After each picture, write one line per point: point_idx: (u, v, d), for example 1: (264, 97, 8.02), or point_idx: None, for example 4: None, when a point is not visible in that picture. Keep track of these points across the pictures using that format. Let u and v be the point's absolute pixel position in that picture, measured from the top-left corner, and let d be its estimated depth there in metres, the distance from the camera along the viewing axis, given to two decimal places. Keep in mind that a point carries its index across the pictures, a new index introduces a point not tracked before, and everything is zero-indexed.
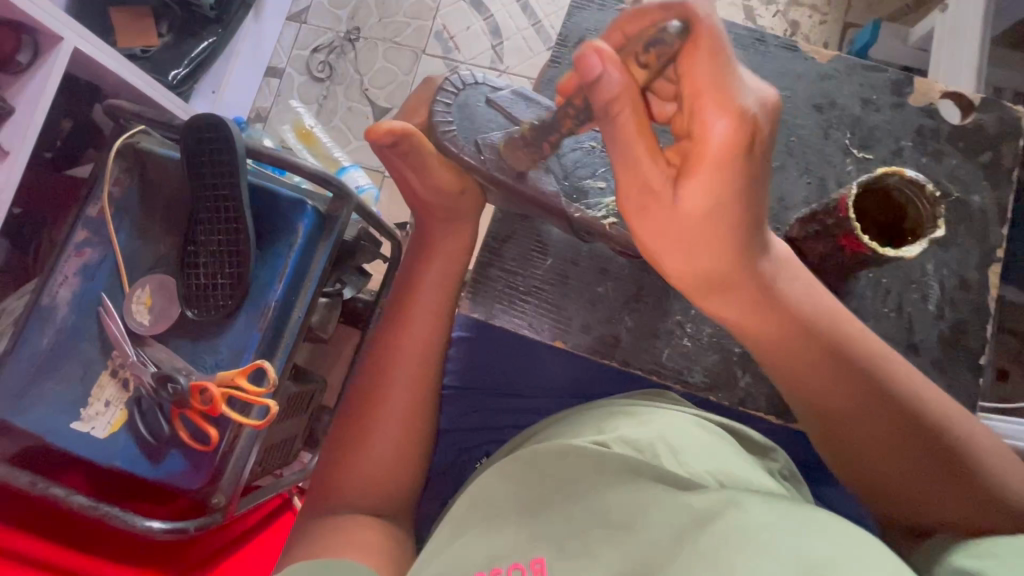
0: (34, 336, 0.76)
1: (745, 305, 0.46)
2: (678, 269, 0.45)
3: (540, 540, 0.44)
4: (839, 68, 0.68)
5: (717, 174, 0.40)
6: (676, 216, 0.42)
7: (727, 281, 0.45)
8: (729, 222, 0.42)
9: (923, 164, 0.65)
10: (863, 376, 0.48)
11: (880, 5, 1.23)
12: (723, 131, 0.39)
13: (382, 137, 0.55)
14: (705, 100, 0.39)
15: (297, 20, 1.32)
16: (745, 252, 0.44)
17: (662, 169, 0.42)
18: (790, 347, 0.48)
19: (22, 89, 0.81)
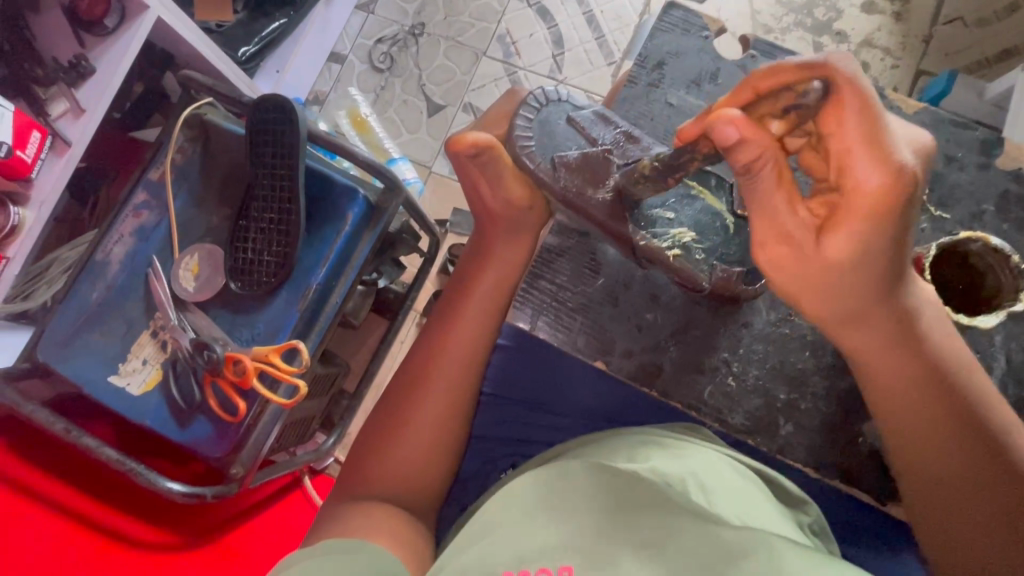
0: (86, 289, 0.79)
1: (876, 337, 0.51)
2: (817, 308, 0.49)
3: (573, 548, 0.43)
4: (924, 121, 0.66)
5: (860, 227, 0.43)
6: (818, 259, 0.46)
7: (857, 316, 0.49)
8: (875, 271, 0.46)
9: (1003, 231, 0.63)
10: (955, 416, 0.51)
11: (959, 55, 1.19)
12: (875, 184, 0.42)
13: (466, 150, 0.55)
14: (855, 157, 0.42)
15: (365, 9, 1.34)
16: (888, 295, 0.48)
17: (798, 227, 0.46)
18: (909, 381, 0.51)
19: (105, 51, 0.84)
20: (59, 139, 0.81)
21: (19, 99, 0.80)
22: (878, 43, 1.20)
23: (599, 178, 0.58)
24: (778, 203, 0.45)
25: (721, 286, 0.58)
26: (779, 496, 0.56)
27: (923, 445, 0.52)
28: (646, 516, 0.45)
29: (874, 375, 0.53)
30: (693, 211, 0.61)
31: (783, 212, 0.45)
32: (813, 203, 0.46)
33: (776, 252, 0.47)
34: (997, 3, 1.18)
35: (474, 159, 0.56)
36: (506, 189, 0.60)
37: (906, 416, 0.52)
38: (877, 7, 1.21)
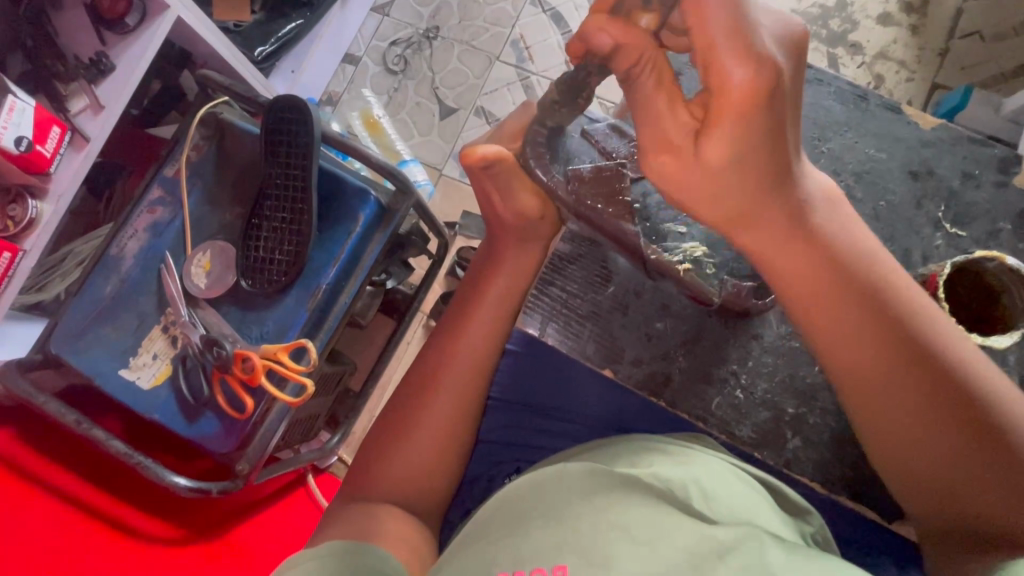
0: (100, 282, 0.81)
1: (774, 237, 0.47)
2: (708, 212, 0.47)
3: (569, 548, 0.43)
4: (941, 137, 0.66)
5: (734, 126, 0.41)
6: (701, 162, 0.43)
7: (751, 213, 0.46)
8: (759, 170, 0.43)
9: (1020, 249, 0.62)
10: (884, 329, 0.46)
11: (974, 69, 1.18)
12: (741, 80, 0.39)
13: (477, 161, 0.55)
14: (719, 53, 0.39)
15: (380, 11, 1.35)
16: (776, 191, 0.45)
17: (681, 133, 0.44)
18: (821, 284, 0.46)
19: (124, 49, 0.86)
20: (78, 134, 0.82)
21: (41, 93, 0.81)
22: (893, 55, 1.20)
23: (614, 192, 0.62)
24: (665, 125, 0.44)
25: (730, 301, 0.60)
26: (786, 509, 0.55)
27: (844, 352, 0.47)
28: (640, 511, 0.45)
29: (803, 286, 0.47)
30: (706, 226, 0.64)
31: (661, 125, 0.44)
32: (692, 104, 0.44)
33: (668, 171, 0.45)
34: (1015, 17, 1.17)
35: (486, 170, 0.56)
36: (516, 201, 0.59)
37: (835, 327, 0.47)
38: (893, 19, 1.20)
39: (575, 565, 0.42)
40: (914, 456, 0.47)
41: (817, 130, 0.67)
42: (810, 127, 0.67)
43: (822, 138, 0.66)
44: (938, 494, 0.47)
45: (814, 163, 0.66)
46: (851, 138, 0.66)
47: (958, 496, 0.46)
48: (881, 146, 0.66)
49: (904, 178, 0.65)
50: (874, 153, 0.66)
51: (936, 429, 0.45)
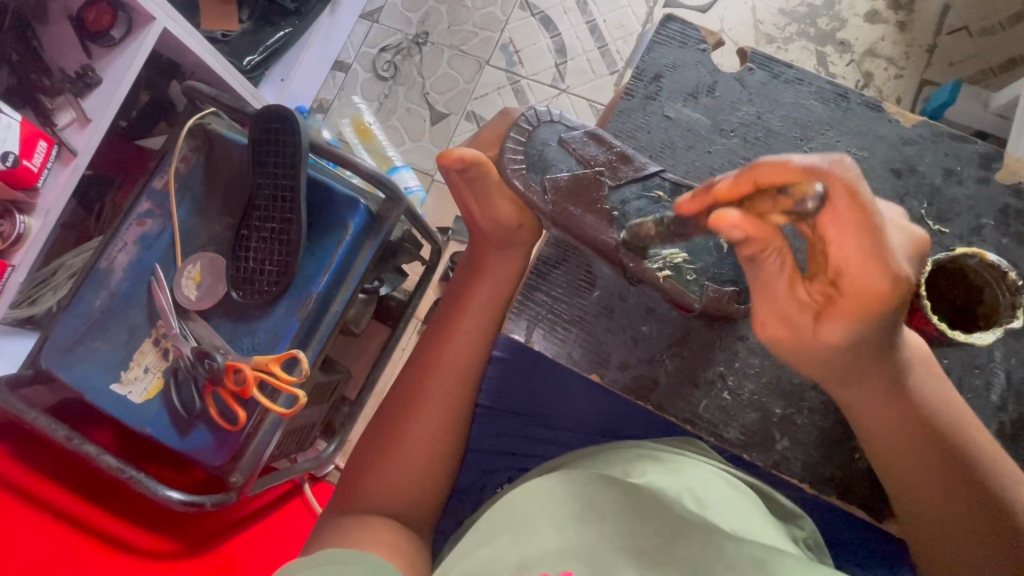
0: (90, 296, 0.80)
1: (876, 397, 0.51)
2: (809, 371, 0.50)
3: (573, 554, 0.43)
4: (923, 134, 0.66)
5: (855, 320, 0.43)
6: (813, 341, 0.46)
7: (843, 372, 0.49)
8: (867, 347, 0.46)
9: (1004, 245, 0.63)
10: (943, 459, 0.51)
11: (963, 65, 1.18)
12: (884, 284, 0.41)
13: (454, 164, 0.56)
14: (855, 264, 0.41)
15: (369, 18, 1.35)
16: (878, 358, 0.47)
17: (796, 311, 0.46)
18: (905, 431, 0.52)
19: (110, 62, 0.85)
20: (65, 148, 0.82)
21: (27, 108, 0.81)
22: (881, 52, 1.20)
23: (592, 203, 0.60)
24: (775, 292, 0.46)
25: (713, 306, 0.59)
26: (777, 512, 0.56)
27: (906, 477, 0.53)
28: (639, 522, 0.46)
29: (867, 420, 0.53)
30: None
31: (777, 297, 0.46)
32: (813, 282, 0.45)
33: (765, 335, 0.48)
34: (1001, 13, 1.18)
35: (463, 174, 0.57)
36: (494, 208, 0.61)
37: (885, 443, 0.53)
38: (880, 16, 1.21)
39: (580, 569, 0.43)
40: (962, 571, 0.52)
41: (802, 131, 0.67)
42: (795, 129, 0.67)
43: (807, 139, 0.67)
44: None
45: None
46: (835, 139, 0.67)
47: None
48: (864, 144, 0.66)
49: (887, 176, 0.65)
50: (858, 152, 0.66)
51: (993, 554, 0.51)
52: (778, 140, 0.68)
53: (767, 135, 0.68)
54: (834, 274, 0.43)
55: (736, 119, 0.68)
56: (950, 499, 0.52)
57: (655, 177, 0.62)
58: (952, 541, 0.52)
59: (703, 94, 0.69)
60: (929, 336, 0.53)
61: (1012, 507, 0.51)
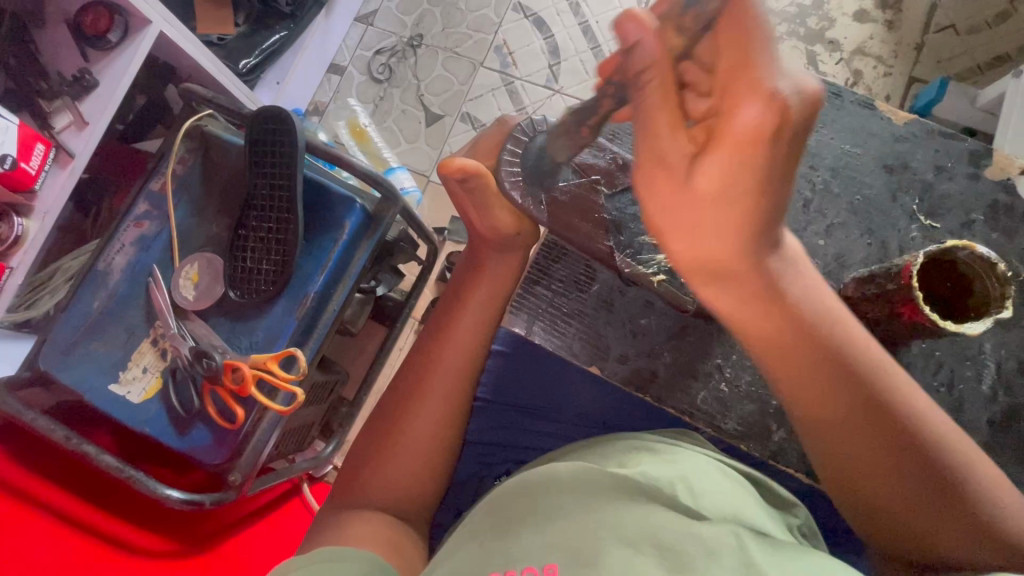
0: (88, 297, 0.81)
1: (731, 297, 0.44)
2: (676, 249, 0.44)
3: (556, 547, 0.44)
4: (913, 131, 0.67)
5: (733, 159, 0.36)
6: (688, 193, 0.40)
7: (722, 265, 0.42)
8: (736, 217, 0.39)
9: (993, 239, 0.64)
10: (862, 393, 0.45)
11: (951, 63, 1.20)
12: (752, 120, 0.34)
13: (455, 173, 0.58)
14: (740, 83, 0.35)
15: (364, 21, 1.37)
16: (745, 247, 0.41)
17: (683, 164, 0.40)
18: (828, 356, 0.45)
19: (108, 65, 0.86)
20: (63, 151, 0.83)
21: (24, 111, 0.82)
22: (871, 51, 1.22)
23: (589, 213, 0.64)
24: (666, 136, 0.40)
25: (704, 307, 0.61)
26: (771, 501, 0.56)
27: (828, 413, 0.47)
28: (629, 512, 0.46)
29: (764, 337, 0.45)
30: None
31: (669, 142, 0.40)
32: (693, 119, 0.39)
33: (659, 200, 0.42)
34: (987, 12, 1.20)
35: (463, 184, 0.59)
36: (493, 217, 0.61)
37: (802, 391, 0.46)
38: (869, 16, 1.22)
39: (564, 564, 0.43)
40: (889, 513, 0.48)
41: None
42: None
43: None
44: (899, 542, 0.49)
45: None
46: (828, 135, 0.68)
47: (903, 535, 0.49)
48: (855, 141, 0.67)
49: (878, 172, 0.66)
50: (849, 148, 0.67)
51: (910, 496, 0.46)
52: None
53: None
54: (713, 116, 0.38)
55: None
56: (881, 454, 0.46)
57: None
58: (890, 497, 0.47)
59: None
60: (920, 327, 0.54)
61: (972, 484, 0.45)
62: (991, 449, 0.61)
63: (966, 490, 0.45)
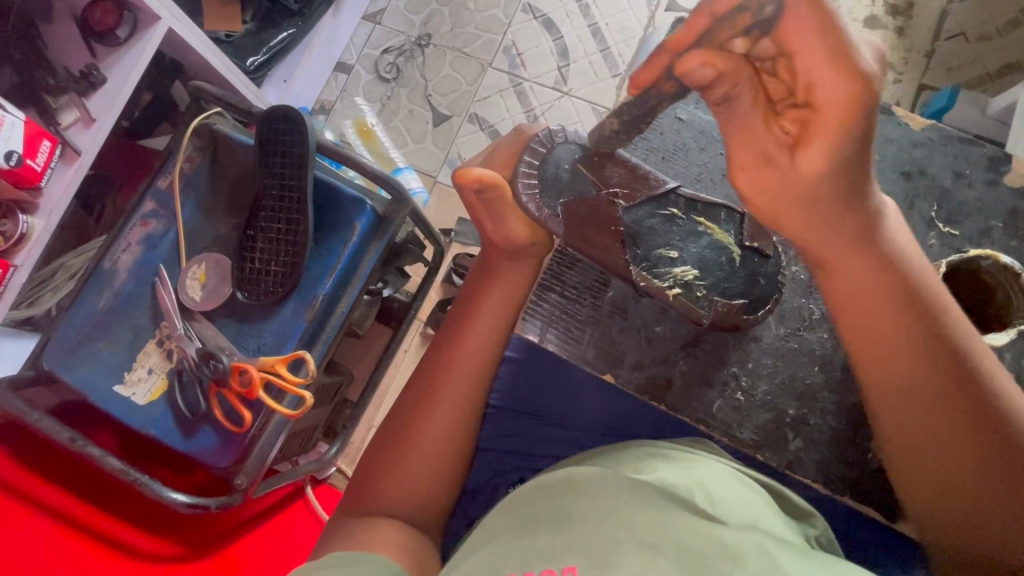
0: (92, 296, 0.80)
1: (832, 250, 0.48)
2: (778, 217, 0.48)
3: (577, 550, 0.42)
4: (932, 137, 0.67)
5: (834, 140, 0.40)
6: (794, 173, 0.44)
7: (821, 223, 0.46)
8: (841, 191, 0.44)
9: (1013, 247, 0.63)
10: (945, 366, 0.47)
11: (960, 70, 1.20)
12: (841, 96, 0.38)
13: (471, 183, 0.58)
14: (819, 73, 0.38)
15: (372, 20, 1.36)
16: (845, 212, 0.46)
17: (775, 147, 0.44)
18: (907, 321, 0.48)
19: (115, 61, 0.85)
20: (68, 147, 0.82)
21: (30, 107, 0.81)
22: None
23: (604, 223, 0.61)
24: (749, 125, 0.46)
25: (721, 320, 0.59)
26: (788, 511, 0.56)
27: (899, 384, 0.49)
28: (640, 515, 0.45)
29: (852, 293, 0.49)
30: (697, 248, 0.62)
31: (754, 133, 0.45)
32: (784, 118, 0.44)
33: (751, 182, 0.47)
34: (997, 19, 1.19)
35: (479, 194, 0.59)
36: (507, 226, 0.61)
37: (881, 353, 0.49)
38: (879, 21, 1.22)
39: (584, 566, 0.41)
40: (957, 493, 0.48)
41: None
42: None
43: None
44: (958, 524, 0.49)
45: None
46: None
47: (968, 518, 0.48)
48: (873, 147, 0.67)
49: (898, 179, 0.66)
50: (868, 154, 0.67)
51: (983, 476, 0.47)
52: None
53: None
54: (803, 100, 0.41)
55: None
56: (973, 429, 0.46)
57: (669, 195, 0.63)
58: (976, 481, 0.47)
59: None
60: None
61: None
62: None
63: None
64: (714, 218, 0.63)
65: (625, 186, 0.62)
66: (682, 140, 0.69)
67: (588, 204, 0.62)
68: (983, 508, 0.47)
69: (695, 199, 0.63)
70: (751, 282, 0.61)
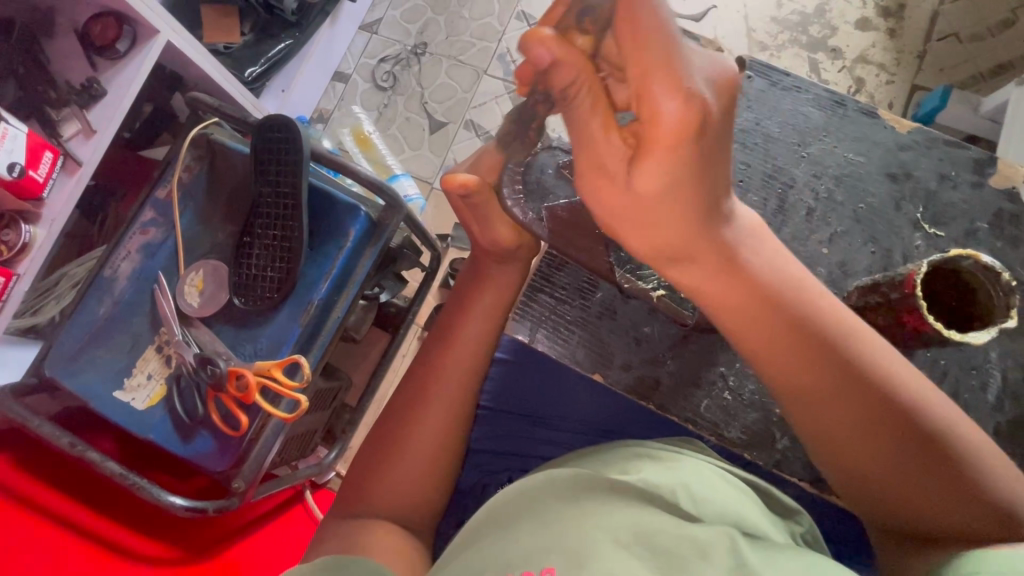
0: (93, 304, 0.81)
1: (704, 271, 0.45)
2: (639, 242, 0.46)
3: (555, 551, 0.43)
4: (916, 139, 0.67)
5: (669, 156, 0.39)
6: (634, 191, 0.42)
7: (680, 246, 0.44)
8: (690, 205, 0.42)
9: (999, 248, 0.64)
10: (821, 364, 0.45)
11: (954, 71, 1.20)
12: (672, 114, 0.38)
13: (457, 189, 0.57)
14: (651, 83, 0.37)
15: (369, 30, 1.38)
16: (705, 230, 0.44)
17: (607, 160, 0.42)
18: (770, 323, 0.45)
19: (116, 74, 0.87)
20: (70, 158, 0.83)
21: (32, 120, 0.82)
22: (873, 59, 1.22)
23: (589, 226, 0.63)
24: (599, 148, 0.42)
25: (706, 320, 0.61)
26: (775, 510, 0.56)
27: (784, 384, 0.47)
28: (623, 514, 0.46)
29: (720, 302, 0.46)
30: None
31: (593, 145, 0.42)
32: (624, 129, 0.42)
33: (603, 208, 0.45)
34: (990, 20, 1.20)
35: (465, 199, 0.58)
36: (495, 232, 0.60)
37: (769, 363, 0.47)
38: (871, 24, 1.23)
39: (562, 567, 0.42)
40: (869, 479, 0.47)
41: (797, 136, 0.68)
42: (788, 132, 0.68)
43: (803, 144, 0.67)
44: (879, 504, 0.48)
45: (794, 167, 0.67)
46: (830, 142, 0.68)
47: (885, 498, 0.47)
48: (859, 149, 0.67)
49: (882, 180, 0.66)
50: (853, 156, 0.67)
51: (886, 460, 0.46)
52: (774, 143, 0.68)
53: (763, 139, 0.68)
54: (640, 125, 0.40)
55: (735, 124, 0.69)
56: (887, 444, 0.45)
57: None
58: (887, 471, 0.46)
59: None
60: (926, 336, 0.54)
61: (939, 432, 0.45)
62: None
63: (959, 454, 0.44)
64: None
65: None
66: None
67: (574, 209, 0.64)
68: (894, 488, 0.46)
69: None
70: None
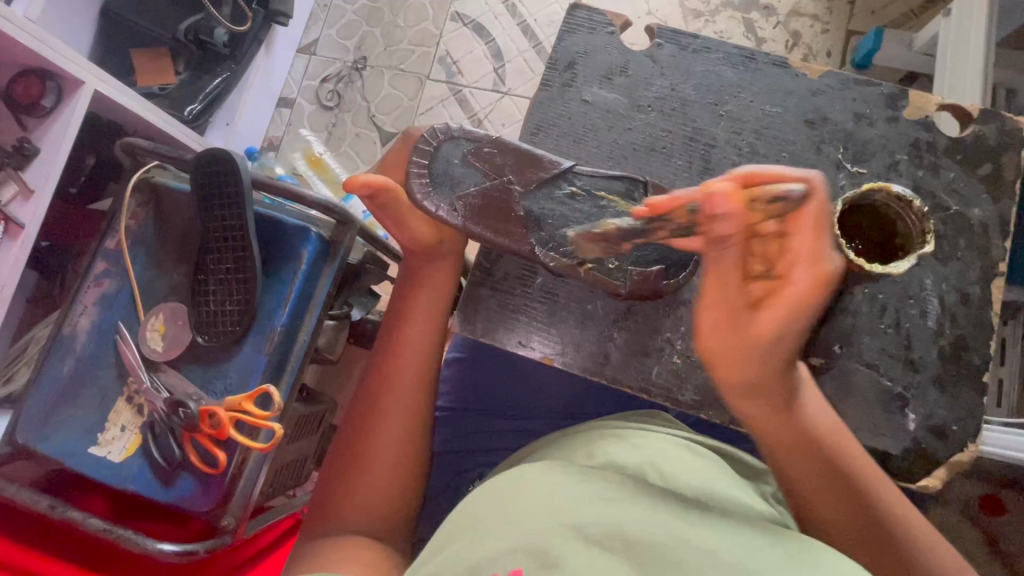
0: (56, 364, 0.80)
1: (762, 412, 0.51)
2: (727, 374, 0.49)
3: (523, 549, 0.42)
4: (830, 84, 0.68)
5: (792, 312, 0.46)
6: (749, 330, 0.47)
7: (754, 388, 0.49)
8: (784, 351, 0.48)
9: (920, 177, 0.66)
10: (840, 495, 0.52)
11: (885, 11, 1.22)
12: (826, 268, 0.46)
13: (360, 190, 0.61)
14: (819, 247, 0.46)
15: (307, 52, 1.37)
16: (788, 375, 0.50)
17: (743, 306, 0.47)
18: (805, 452, 0.52)
19: (47, 131, 0.86)
20: (12, 222, 0.82)
21: None
22: (805, 11, 1.23)
23: (506, 211, 0.62)
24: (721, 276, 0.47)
25: (637, 288, 0.60)
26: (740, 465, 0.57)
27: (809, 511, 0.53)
28: (595, 504, 0.45)
29: (770, 443, 0.53)
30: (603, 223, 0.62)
31: (727, 292, 0.47)
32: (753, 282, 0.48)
33: (715, 346, 0.49)
34: None
35: (373, 200, 0.62)
36: (411, 230, 0.64)
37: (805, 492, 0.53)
38: None
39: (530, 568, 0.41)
40: None
41: (714, 95, 0.70)
42: (707, 94, 0.70)
43: (720, 103, 0.69)
44: None
45: (714, 127, 0.69)
46: (748, 98, 0.69)
47: None
48: (776, 101, 0.69)
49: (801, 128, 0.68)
50: (769, 108, 0.69)
51: None
52: (693, 107, 0.70)
53: (682, 105, 0.70)
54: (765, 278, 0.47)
55: (651, 93, 0.70)
56: (869, 538, 0.52)
57: (566, 174, 0.62)
58: None
59: (617, 75, 0.71)
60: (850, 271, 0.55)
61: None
62: (945, 383, 0.64)
63: None
64: (615, 191, 0.63)
65: (520, 173, 0.62)
66: (590, 121, 0.71)
67: (486, 195, 0.62)
68: None
69: (593, 175, 0.62)
70: (665, 249, 0.61)
